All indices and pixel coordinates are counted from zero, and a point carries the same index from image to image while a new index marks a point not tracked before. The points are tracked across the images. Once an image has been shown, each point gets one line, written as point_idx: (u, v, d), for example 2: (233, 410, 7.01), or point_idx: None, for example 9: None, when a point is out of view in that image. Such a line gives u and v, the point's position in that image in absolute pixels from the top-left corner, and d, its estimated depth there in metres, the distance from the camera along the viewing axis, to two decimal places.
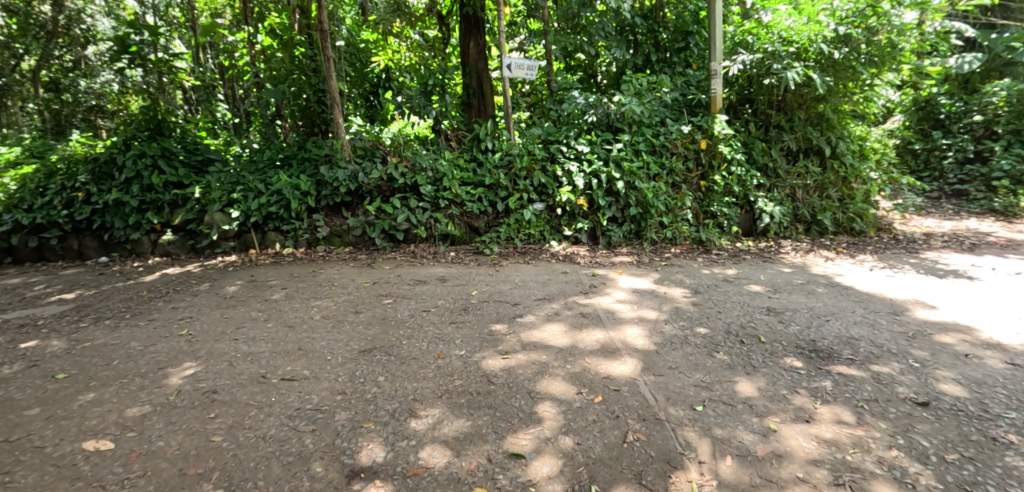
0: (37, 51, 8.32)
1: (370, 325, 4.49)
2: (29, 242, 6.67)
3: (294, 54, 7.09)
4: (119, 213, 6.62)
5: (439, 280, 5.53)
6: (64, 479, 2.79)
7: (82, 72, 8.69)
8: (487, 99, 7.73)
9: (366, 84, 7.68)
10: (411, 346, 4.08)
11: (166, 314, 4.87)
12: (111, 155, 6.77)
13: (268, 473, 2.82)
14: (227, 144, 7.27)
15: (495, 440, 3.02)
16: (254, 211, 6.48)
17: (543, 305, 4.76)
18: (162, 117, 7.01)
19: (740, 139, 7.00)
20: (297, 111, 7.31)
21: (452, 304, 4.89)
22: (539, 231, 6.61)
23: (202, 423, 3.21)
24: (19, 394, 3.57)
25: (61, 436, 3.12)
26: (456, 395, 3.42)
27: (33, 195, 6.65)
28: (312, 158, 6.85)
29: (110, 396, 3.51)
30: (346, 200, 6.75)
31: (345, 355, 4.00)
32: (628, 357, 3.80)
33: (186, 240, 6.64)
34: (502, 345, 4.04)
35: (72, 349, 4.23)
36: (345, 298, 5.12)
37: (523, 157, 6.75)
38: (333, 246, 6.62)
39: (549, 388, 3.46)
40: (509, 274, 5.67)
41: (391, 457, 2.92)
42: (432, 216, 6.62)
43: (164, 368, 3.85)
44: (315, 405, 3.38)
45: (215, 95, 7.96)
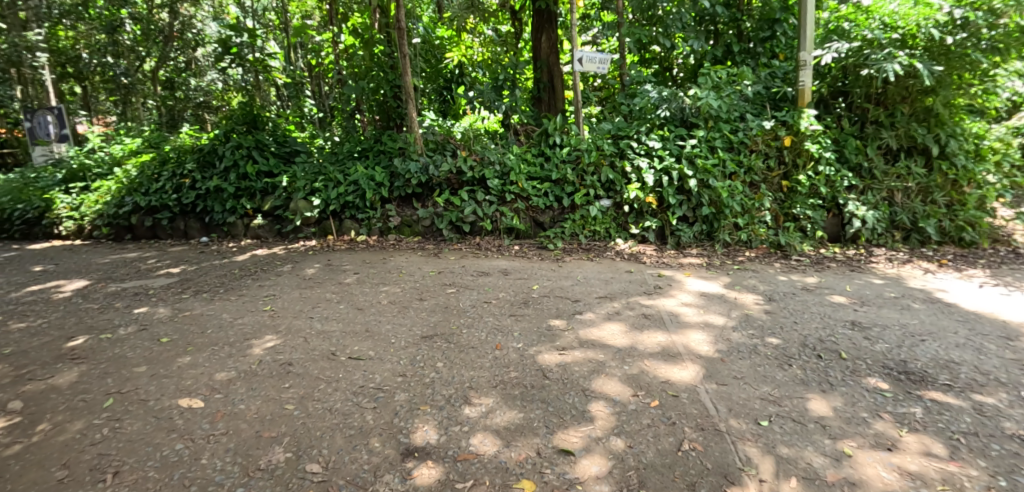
0: (156, 54, 10.92)
1: (433, 312, 4.55)
2: (145, 221, 7.47)
3: (373, 51, 7.20)
4: (219, 198, 7.12)
5: (502, 273, 5.53)
6: (161, 430, 3.00)
7: (191, 72, 11.37)
8: (557, 94, 7.62)
9: (440, 79, 7.72)
10: (471, 336, 4.09)
11: (253, 291, 5.14)
12: (213, 146, 7.31)
13: (332, 443, 2.91)
14: (312, 137, 7.66)
15: (545, 434, 2.97)
16: (333, 200, 6.74)
17: (604, 303, 4.66)
18: (257, 112, 7.50)
19: (830, 136, 6.52)
20: (375, 107, 7.41)
21: (513, 297, 4.86)
22: (604, 228, 6.49)
23: (277, 391, 3.36)
24: (130, 353, 3.90)
25: (161, 392, 3.36)
26: (511, 387, 3.41)
27: (149, 181, 7.53)
28: (388, 151, 7.04)
29: (204, 360, 3.75)
30: (416, 192, 6.87)
31: (408, 339, 4.07)
32: (691, 363, 3.65)
33: (273, 224, 7.01)
34: (559, 341, 3.97)
35: (176, 316, 4.58)
36: (411, 285, 5.22)
37: (591, 153, 6.60)
38: (403, 236, 6.77)
39: (604, 388, 3.38)
40: (572, 270, 5.61)
41: (444, 441, 2.93)
42: (498, 209, 6.62)
43: (248, 339, 4.06)
44: (378, 384, 3.45)
45: (304, 92, 8.39)
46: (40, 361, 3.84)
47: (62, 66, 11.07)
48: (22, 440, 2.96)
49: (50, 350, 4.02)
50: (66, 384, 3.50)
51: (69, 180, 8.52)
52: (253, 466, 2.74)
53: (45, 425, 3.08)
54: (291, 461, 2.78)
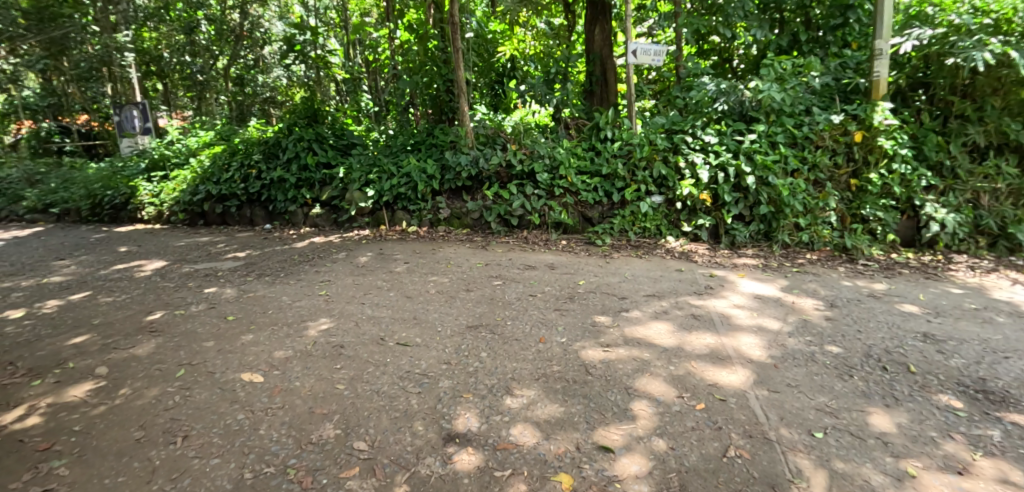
0: (228, 52, 11.51)
1: (479, 303, 4.57)
2: (216, 208, 7.83)
3: (428, 46, 7.35)
4: (281, 188, 7.44)
5: (548, 267, 5.49)
6: (225, 400, 3.21)
7: (260, 69, 11.67)
8: (610, 87, 7.44)
9: (492, 74, 7.80)
10: (515, 328, 4.09)
11: (310, 276, 5.32)
12: (278, 138, 7.66)
13: (377, 423, 3.00)
14: (367, 130, 7.72)
15: (585, 430, 2.93)
16: (386, 191, 6.90)
17: (651, 302, 4.56)
18: (317, 106, 7.77)
19: (908, 132, 6.16)
20: (428, 100, 7.57)
21: (558, 292, 4.82)
22: (655, 225, 6.34)
23: (329, 371, 3.50)
24: (200, 329, 4.17)
25: (226, 365, 3.59)
26: (553, 381, 3.38)
27: (219, 170, 7.88)
28: (439, 144, 7.14)
29: (265, 338, 3.96)
30: (466, 184, 6.90)
31: (454, 328, 4.10)
32: (740, 367, 3.52)
33: (330, 214, 7.25)
34: (604, 338, 3.91)
35: (241, 296, 4.83)
36: (458, 275, 5.26)
37: (644, 147, 6.46)
38: (453, 228, 6.84)
39: (648, 387, 3.30)
40: (620, 266, 5.52)
41: (485, 429, 2.94)
42: (546, 204, 6.57)
43: (305, 320, 4.24)
44: (423, 370, 3.51)
45: (361, 87, 8.40)
46: (122, 333, 4.18)
47: (149, 65, 11.95)
48: (106, 403, 3.26)
49: (130, 322, 4.37)
50: (145, 354, 3.80)
51: (150, 170, 9.04)
52: (305, 440, 2.87)
53: (126, 390, 3.37)
54: (340, 438, 2.88)
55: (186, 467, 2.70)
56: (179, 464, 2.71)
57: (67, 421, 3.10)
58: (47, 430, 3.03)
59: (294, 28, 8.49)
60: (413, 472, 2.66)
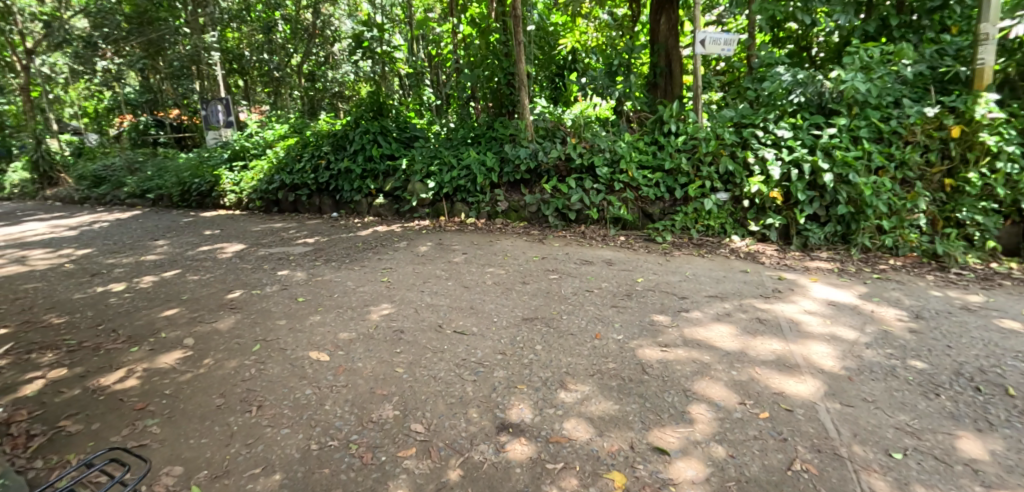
0: (303, 50, 12.01)
1: (535, 296, 4.55)
2: (289, 197, 8.32)
3: (490, 40, 7.38)
4: (348, 178, 7.76)
5: (606, 263, 5.39)
6: (295, 376, 3.40)
7: (329, 65, 12.28)
8: (676, 79, 7.18)
9: (553, 66, 7.72)
10: (571, 322, 4.05)
11: (374, 263, 5.48)
12: (345, 131, 7.96)
13: (434, 407, 3.08)
14: (429, 124, 7.98)
15: (640, 429, 2.86)
16: (446, 183, 7.05)
17: (713, 303, 4.39)
18: (382, 101, 8.06)
19: (1017, 126, 5.45)
20: (489, 94, 7.55)
21: (615, 288, 4.73)
22: (719, 224, 6.12)
23: (390, 355, 3.63)
24: (273, 307, 4.41)
25: (297, 343, 3.79)
26: (608, 377, 3.32)
27: (293, 161, 8.34)
28: (498, 137, 7.13)
29: (331, 319, 4.14)
30: (526, 177, 6.90)
31: (510, 319, 4.12)
32: (810, 377, 3.33)
33: (392, 204, 7.52)
34: (662, 337, 3.80)
35: (310, 279, 5.04)
36: (515, 268, 5.26)
37: (710, 141, 6.20)
38: (510, 220, 6.89)
39: (707, 391, 3.17)
40: (681, 265, 5.36)
41: (538, 421, 2.95)
42: (605, 198, 6.48)
43: (367, 305, 4.39)
44: (479, 359, 3.57)
45: (424, 82, 8.56)
46: (205, 307, 4.47)
47: (234, 63, 12.83)
48: (192, 370, 3.52)
49: (213, 299, 4.66)
50: (225, 328, 4.06)
51: (232, 159, 9.63)
52: (367, 418, 3.01)
53: (209, 360, 3.63)
54: (398, 419, 3.00)
55: (260, 436, 2.88)
56: (253, 433, 2.91)
57: (159, 385, 3.37)
58: (142, 392, 3.31)
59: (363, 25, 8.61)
60: (467, 457, 2.72)
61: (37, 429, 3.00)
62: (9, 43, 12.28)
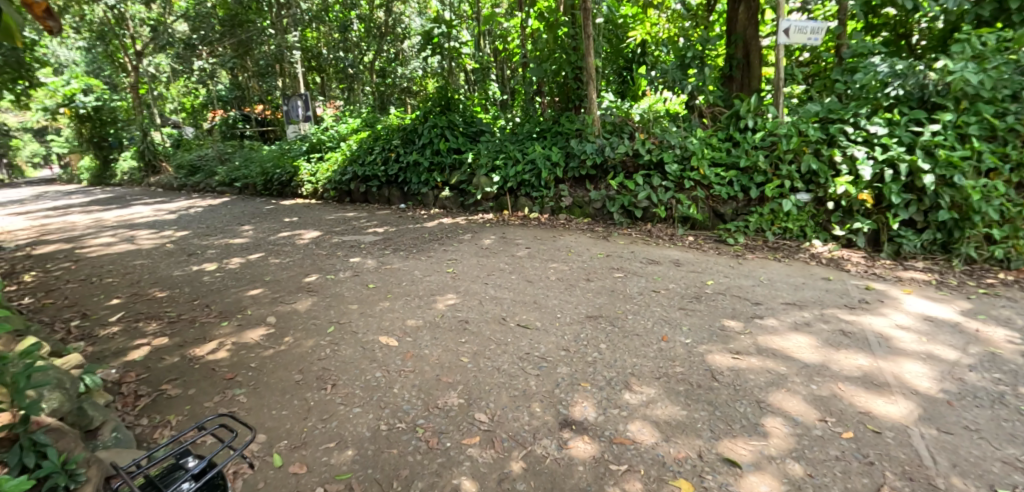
0: (374, 47, 12.14)
1: (599, 294, 4.46)
2: (360, 188, 8.70)
3: (558, 34, 7.28)
4: (416, 171, 8.00)
5: (673, 264, 5.22)
6: (366, 359, 3.51)
7: (400, 61, 12.76)
8: (753, 72, 6.80)
9: (620, 59, 7.73)
10: (636, 322, 3.95)
11: (440, 254, 5.58)
12: (415, 126, 8.21)
13: (497, 399, 3.09)
14: (495, 118, 8.00)
15: (708, 438, 2.74)
16: (511, 177, 7.07)
17: (791, 311, 4.14)
18: (449, 96, 8.12)
19: None
20: (555, 88, 7.52)
21: (683, 290, 4.56)
22: (798, 226, 5.80)
23: (455, 344, 3.68)
24: (346, 292, 4.57)
25: (368, 327, 3.92)
26: (675, 382, 3.20)
27: (364, 153, 8.69)
28: (565, 132, 7.12)
29: (400, 306, 4.26)
30: (590, 174, 6.84)
31: (573, 316, 4.07)
32: (902, 398, 3.07)
33: (457, 197, 7.64)
34: (734, 344, 3.62)
35: (380, 267, 5.18)
36: (578, 264, 5.19)
37: (791, 138, 5.85)
38: (575, 216, 6.81)
39: (783, 403, 2.99)
40: (754, 269, 5.10)
41: (601, 421, 2.88)
42: (674, 196, 6.28)
43: (433, 294, 4.48)
44: (542, 354, 3.54)
45: (490, 76, 8.89)
46: (286, 289, 4.69)
47: (312, 62, 13.45)
48: (275, 346, 3.70)
49: (292, 281, 4.89)
50: (304, 309, 4.26)
51: (310, 152, 10.01)
52: (433, 404, 3.06)
53: (289, 337, 3.81)
54: (463, 407, 3.03)
55: (334, 415, 2.99)
56: (328, 410, 3.03)
57: (246, 358, 3.57)
58: (232, 362, 3.52)
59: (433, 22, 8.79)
60: (529, 450, 2.71)
61: (142, 390, 3.25)
62: (121, 45, 13.44)
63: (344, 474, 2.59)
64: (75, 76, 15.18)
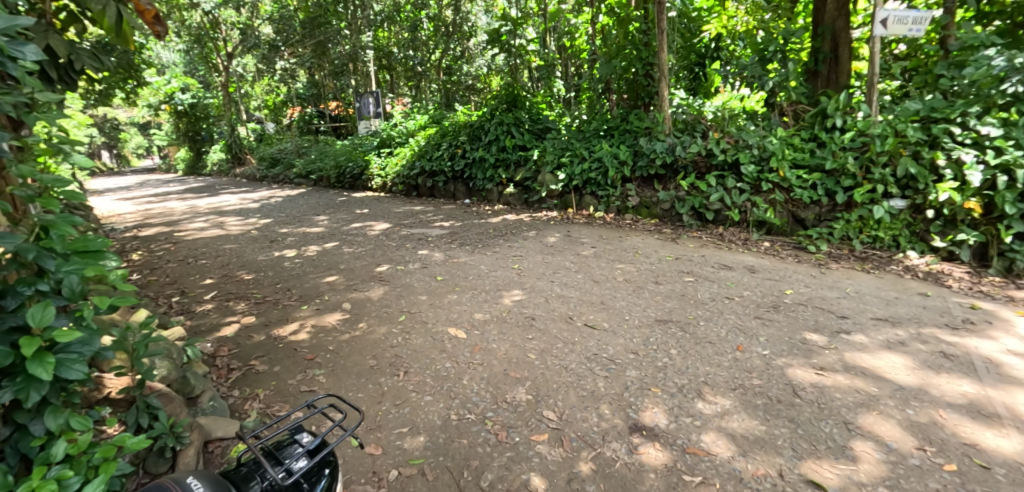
0: (442, 45, 12.64)
1: (669, 298, 4.35)
2: (427, 183, 8.97)
3: (629, 29, 7.19)
4: (482, 167, 8.13)
5: (748, 270, 4.99)
6: (436, 349, 3.62)
7: (465, 59, 13.13)
8: (843, 67, 6.37)
9: (692, 55, 7.37)
10: (708, 329, 3.81)
11: (505, 250, 5.64)
12: (481, 122, 8.32)
13: (565, 398, 3.09)
14: (560, 116, 8.03)
15: (790, 457, 2.60)
16: (576, 176, 7.04)
17: (882, 328, 3.85)
18: (517, 92, 8.25)
19: None
20: (624, 85, 7.36)
21: (759, 298, 4.35)
22: (891, 236, 5.38)
23: (522, 340, 3.72)
24: (416, 283, 4.73)
25: (437, 318, 4.04)
26: (752, 395, 3.06)
27: (432, 149, 8.92)
28: (633, 130, 6.96)
29: (467, 300, 4.36)
30: (660, 173, 6.66)
31: (642, 318, 4.00)
32: (1015, 431, 2.78)
33: (522, 194, 7.77)
34: (816, 359, 3.42)
35: (447, 260, 5.32)
36: (647, 266, 5.08)
37: (887, 139, 5.39)
38: (641, 217, 6.70)
39: (874, 427, 2.79)
40: (839, 280, 4.78)
41: (673, 428, 2.82)
42: (749, 199, 6.00)
43: (500, 289, 4.55)
44: (610, 355, 3.51)
45: (554, 73, 8.53)
46: (359, 277, 4.91)
47: (382, 59, 13.92)
48: (350, 332, 3.89)
49: (365, 270, 5.11)
50: (377, 297, 4.45)
51: (379, 148, 10.53)
52: (501, 398, 3.10)
53: (363, 324, 3.99)
54: (532, 403, 3.05)
55: (407, 402, 3.10)
56: (401, 396, 3.15)
57: (324, 341, 3.77)
58: (311, 344, 3.73)
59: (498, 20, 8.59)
60: (599, 452, 2.69)
61: (234, 364, 3.50)
62: (216, 47, 14.52)
63: (418, 459, 2.68)
64: (175, 74, 16.48)
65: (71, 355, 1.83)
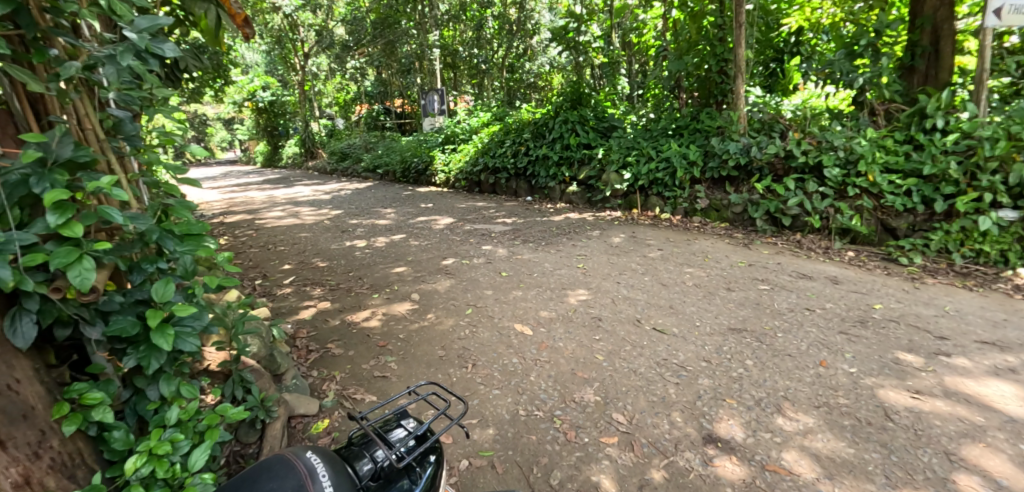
0: (505, 44, 12.52)
1: (742, 306, 4.15)
2: (490, 179, 9.06)
3: (702, 24, 6.90)
4: (545, 165, 8.09)
5: (830, 280, 4.66)
6: (502, 344, 3.65)
7: (527, 57, 13.00)
8: (945, 63, 5.78)
9: (769, 50, 7.00)
10: (787, 341, 3.61)
11: (569, 248, 5.59)
12: (546, 119, 8.31)
13: (635, 402, 3.03)
14: (626, 114, 7.87)
15: (883, 485, 2.42)
16: (642, 175, 6.84)
17: (987, 353, 3.49)
18: (582, 90, 8.16)
19: None
20: (695, 82, 7.07)
21: (843, 311, 4.07)
22: (1000, 251, 4.83)
23: (589, 340, 3.67)
24: (481, 278, 4.79)
25: (503, 314, 4.08)
26: (839, 414, 2.87)
27: (496, 146, 8.98)
28: (704, 129, 6.68)
29: (532, 297, 4.37)
30: (732, 175, 6.32)
31: (714, 326, 3.84)
32: None
33: (585, 193, 7.62)
34: (911, 381, 3.16)
35: (511, 257, 5.35)
36: (718, 272, 4.87)
37: (998, 142, 4.85)
38: (709, 220, 6.41)
39: (980, 460, 2.54)
40: (935, 296, 4.38)
41: (751, 443, 2.69)
42: (832, 205, 5.57)
43: (565, 288, 4.52)
44: (681, 362, 3.40)
45: (618, 71, 8.70)
46: (427, 270, 5.03)
47: (447, 58, 14.20)
48: (419, 321, 4.00)
49: (432, 263, 5.23)
50: (443, 289, 4.55)
51: (444, 144, 10.71)
52: (569, 397, 3.09)
53: (432, 314, 4.10)
54: (600, 405, 3.01)
55: (476, 395, 3.15)
56: (470, 388, 3.20)
57: (395, 329, 3.90)
58: (383, 331, 3.87)
59: (564, 17, 8.58)
60: (671, 460, 2.61)
61: (313, 346, 3.69)
62: (294, 47, 15.35)
63: (487, 451, 2.72)
64: (257, 74, 17.56)
65: (185, 329, 1.98)
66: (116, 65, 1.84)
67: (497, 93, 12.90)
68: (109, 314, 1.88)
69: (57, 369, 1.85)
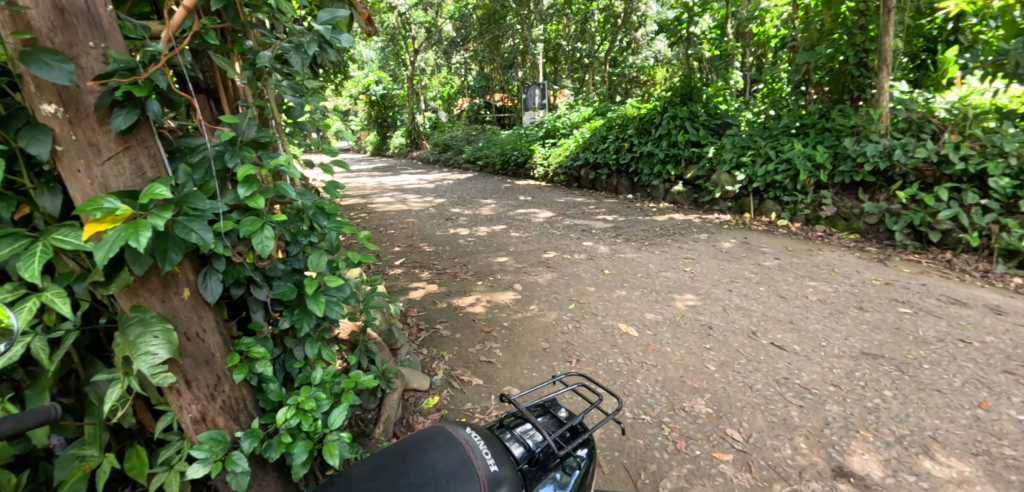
0: (610, 39, 12.18)
1: (879, 329, 3.71)
2: (590, 175, 8.91)
3: (840, 10, 6.16)
4: (649, 162, 7.79)
5: (991, 309, 4.00)
6: (606, 343, 3.59)
7: (632, 50, 12.60)
8: None
9: (917, 39, 6.31)
10: (933, 374, 3.17)
11: (675, 250, 5.37)
12: (653, 115, 8.00)
13: (752, 420, 2.83)
14: (740, 111, 7.29)
15: None
16: (758, 177, 6.34)
17: None
18: (694, 85, 7.76)
19: None
20: (826, 76, 6.43)
21: (1007, 346, 3.49)
22: None
23: (699, 348, 3.49)
24: (583, 273, 4.74)
25: (607, 312, 4.00)
26: (1004, 466, 2.47)
27: (598, 141, 8.83)
28: (835, 128, 6.06)
29: (636, 297, 4.25)
30: (867, 180, 5.68)
31: (843, 348, 3.47)
32: None
33: (691, 193, 7.24)
34: None
35: (613, 255, 5.23)
36: (848, 288, 4.39)
37: None
38: (835, 230, 5.77)
39: None
40: None
41: (891, 483, 2.41)
42: (996, 221, 4.79)
43: (671, 291, 4.34)
44: (804, 382, 3.13)
45: (730, 63, 8.25)
46: (528, 261, 5.08)
47: (549, 52, 14.29)
48: (523, 311, 4.06)
49: (533, 255, 5.27)
50: (545, 282, 4.57)
51: (544, 138, 10.72)
52: (678, 405, 2.96)
53: (534, 306, 4.13)
54: (713, 418, 2.86)
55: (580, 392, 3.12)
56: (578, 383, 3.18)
57: (500, 316, 3.98)
58: (488, 318, 3.97)
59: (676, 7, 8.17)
60: (795, 488, 2.41)
61: (422, 325, 3.88)
62: (405, 45, 16.14)
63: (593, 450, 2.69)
64: (372, 71, 18.85)
65: (331, 298, 2.18)
66: (302, 54, 2.05)
67: (598, 87, 12.71)
68: (272, 278, 2.12)
69: (229, 323, 2.09)
